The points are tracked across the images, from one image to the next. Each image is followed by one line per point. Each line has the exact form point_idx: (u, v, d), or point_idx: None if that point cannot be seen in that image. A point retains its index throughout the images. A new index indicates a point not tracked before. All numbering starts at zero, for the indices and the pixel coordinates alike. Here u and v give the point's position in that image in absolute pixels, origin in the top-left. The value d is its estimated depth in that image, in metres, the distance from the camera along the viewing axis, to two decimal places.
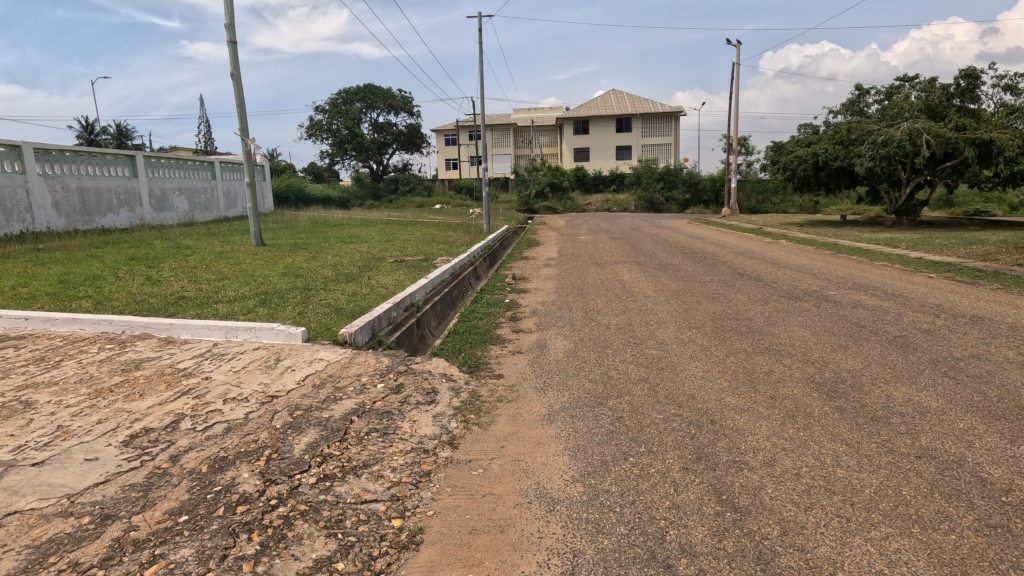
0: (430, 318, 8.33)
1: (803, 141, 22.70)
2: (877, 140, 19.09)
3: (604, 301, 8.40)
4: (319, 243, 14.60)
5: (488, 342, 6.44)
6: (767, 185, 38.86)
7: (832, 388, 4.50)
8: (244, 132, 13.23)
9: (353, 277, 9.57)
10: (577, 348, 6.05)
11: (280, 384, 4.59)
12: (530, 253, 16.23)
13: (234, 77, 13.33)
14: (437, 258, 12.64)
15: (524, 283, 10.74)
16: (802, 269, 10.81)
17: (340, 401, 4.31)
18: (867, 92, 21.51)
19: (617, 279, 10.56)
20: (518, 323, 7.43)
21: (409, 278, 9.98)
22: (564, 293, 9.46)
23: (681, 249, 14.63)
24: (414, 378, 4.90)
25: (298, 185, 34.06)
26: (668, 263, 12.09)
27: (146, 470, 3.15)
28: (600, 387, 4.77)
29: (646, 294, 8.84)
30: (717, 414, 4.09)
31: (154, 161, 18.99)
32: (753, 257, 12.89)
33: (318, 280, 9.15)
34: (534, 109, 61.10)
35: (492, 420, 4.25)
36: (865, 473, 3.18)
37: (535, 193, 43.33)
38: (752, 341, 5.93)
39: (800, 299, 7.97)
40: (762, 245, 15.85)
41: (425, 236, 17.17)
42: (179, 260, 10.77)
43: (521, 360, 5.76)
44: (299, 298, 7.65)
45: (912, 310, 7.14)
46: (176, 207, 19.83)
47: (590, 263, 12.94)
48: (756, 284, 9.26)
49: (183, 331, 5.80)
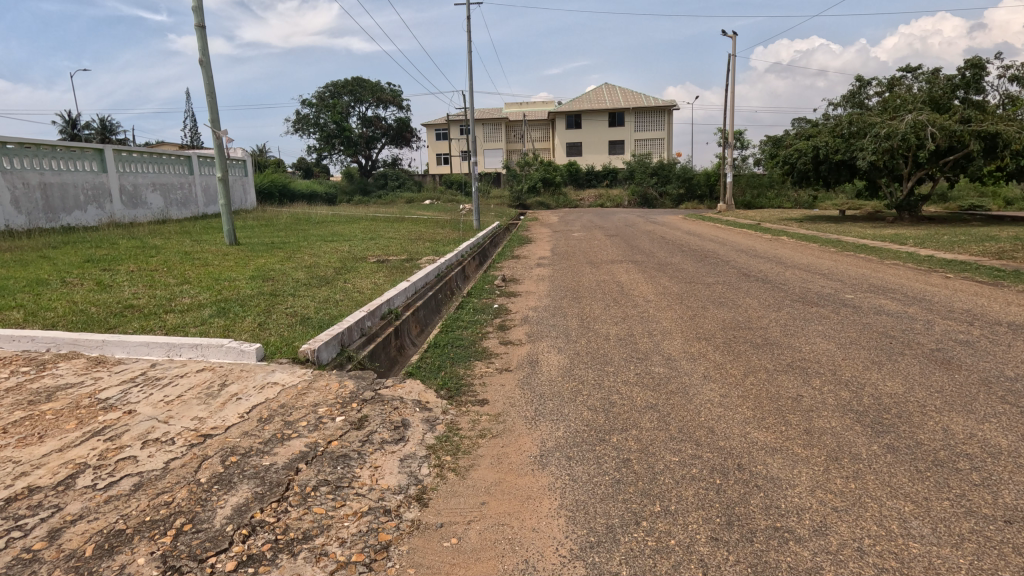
0: (411, 326, 7.64)
1: (803, 134, 22.09)
2: (879, 133, 18.45)
3: (602, 307, 7.69)
4: (297, 242, 13.73)
5: (472, 358, 5.70)
6: (761, 179, 38.33)
7: (875, 419, 3.80)
8: (215, 123, 12.35)
9: (328, 280, 8.78)
10: (572, 365, 5.31)
11: (217, 419, 3.81)
12: (521, 252, 15.47)
13: (204, 64, 12.45)
14: (422, 258, 11.89)
15: (515, 285, 10.01)
16: (811, 270, 10.13)
17: (287, 441, 3.54)
18: (868, 84, 20.93)
19: (614, 281, 9.84)
20: (507, 333, 6.70)
21: (389, 280, 9.20)
22: (558, 296, 8.73)
23: (680, 247, 13.94)
24: (382, 409, 4.15)
25: (282, 181, 33.06)
26: (667, 262, 11.40)
27: (8, 557, 2.40)
28: (602, 418, 4.05)
29: (647, 298, 8.12)
30: (745, 457, 3.38)
31: (125, 155, 18.01)
32: (757, 256, 12.21)
33: (289, 284, 8.35)
34: (525, 104, 60.24)
35: (472, 464, 3.52)
36: (947, 549, 2.47)
37: (527, 189, 42.60)
38: (771, 356, 5.23)
39: (815, 305, 7.27)
40: (764, 242, 15.20)
41: (411, 234, 16.37)
42: (140, 262, 9.90)
43: (509, 381, 5.01)
44: (262, 306, 6.85)
45: (941, 317, 6.47)
46: (150, 204, 18.87)
47: (585, 263, 12.21)
48: (765, 287, 8.58)
49: (118, 349, 5.01)
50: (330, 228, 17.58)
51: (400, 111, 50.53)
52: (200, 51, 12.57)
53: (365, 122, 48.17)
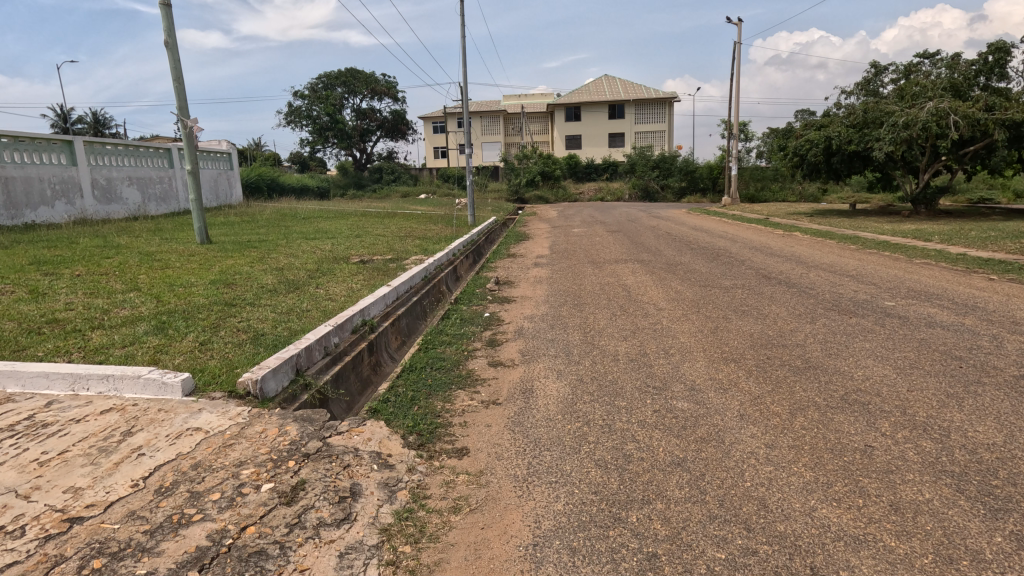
0: (389, 339, 6.75)
1: (814, 124, 21.06)
2: (897, 122, 17.41)
3: (607, 316, 6.73)
4: (275, 240, 12.71)
5: (454, 385, 4.72)
6: (765, 172, 37.41)
7: (983, 488, 2.84)
8: (183, 111, 11.31)
9: (298, 285, 7.80)
10: (574, 398, 4.32)
11: (100, 491, 2.83)
12: (518, 250, 14.46)
13: (169, 46, 11.40)
14: (409, 258, 10.91)
15: (509, 289, 9.03)
16: (837, 271, 9.15)
17: (183, 530, 2.56)
18: (884, 70, 19.88)
19: (619, 284, 8.85)
20: (498, 351, 5.73)
21: (368, 285, 8.22)
22: (556, 303, 7.74)
23: (689, 245, 12.92)
24: (327, 469, 3.17)
25: (271, 174, 31.94)
26: (678, 262, 10.43)
27: None
28: (617, 483, 3.08)
29: (658, 306, 7.13)
30: (822, 556, 2.42)
31: (98, 147, 16.97)
32: (773, 254, 11.22)
33: (252, 290, 7.37)
34: (524, 96, 59.02)
35: (439, 562, 2.55)
36: None
37: (525, 182, 41.53)
38: (820, 386, 4.27)
39: (854, 314, 6.28)
40: (777, 238, 14.25)
41: (401, 231, 15.36)
42: (93, 264, 8.91)
43: (495, 421, 4.02)
44: (212, 319, 5.85)
45: (1008, 331, 5.50)
46: (126, 199, 17.81)
47: (587, 262, 11.23)
48: (791, 292, 7.61)
49: (11, 381, 4.05)
50: (316, 224, 16.59)
51: (396, 103, 49.38)
52: (165, 32, 11.53)
53: (359, 115, 47.03)
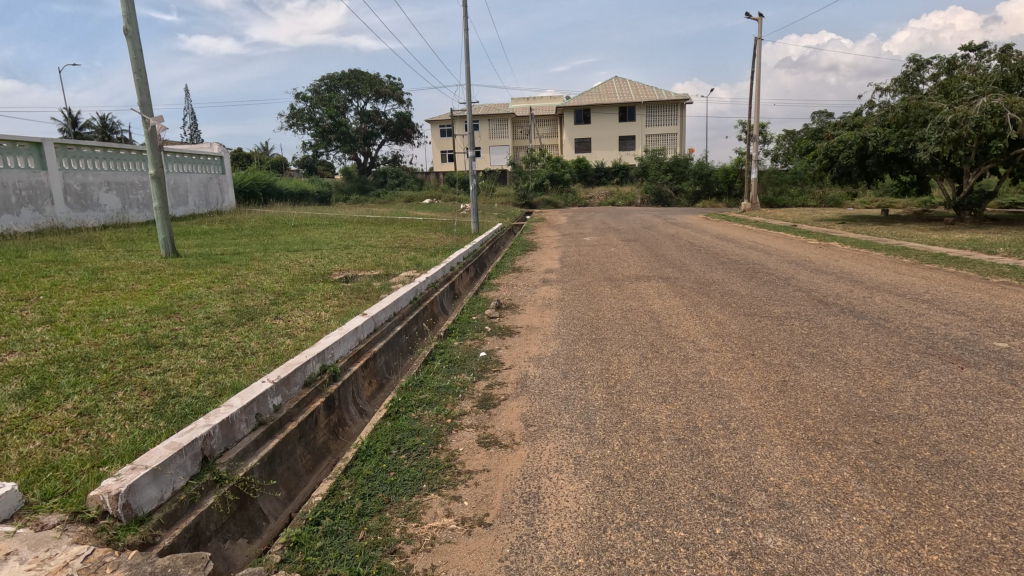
0: (358, 388, 5.38)
1: (847, 124, 19.48)
2: (943, 120, 15.81)
3: (637, 361, 5.26)
4: (252, 253, 11.35)
5: (424, 486, 3.26)
6: (783, 175, 35.54)
7: None
8: (145, 107, 10.00)
9: (253, 314, 6.39)
10: (602, 522, 2.83)
11: None
12: (524, 262, 13.02)
13: (129, 35, 10.11)
14: (398, 275, 9.49)
15: (512, 315, 7.58)
16: (907, 295, 7.61)
17: None
18: (924, 64, 18.26)
19: (644, 310, 7.36)
20: (493, 415, 4.27)
21: (341, 313, 6.78)
22: (570, 337, 6.29)
23: (717, 258, 11.38)
24: None
25: (268, 178, 30.72)
26: (711, 282, 8.91)
27: None
28: None
29: (699, 345, 5.63)
30: None
31: (72, 150, 15.76)
32: (820, 271, 9.68)
33: (193, 322, 5.96)
34: (532, 98, 57.56)
35: None
36: None
37: (533, 186, 40.24)
38: (989, 508, 2.74)
39: (965, 364, 4.75)
40: (815, 250, 12.72)
41: (396, 241, 13.98)
42: (21, 283, 7.57)
43: (481, 570, 2.56)
44: (115, 371, 4.41)
45: None
46: (103, 205, 16.56)
47: (603, 279, 9.76)
48: (864, 325, 6.10)
49: None
50: (304, 233, 15.24)
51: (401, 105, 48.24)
52: (125, 18, 10.23)
53: (364, 117, 45.87)
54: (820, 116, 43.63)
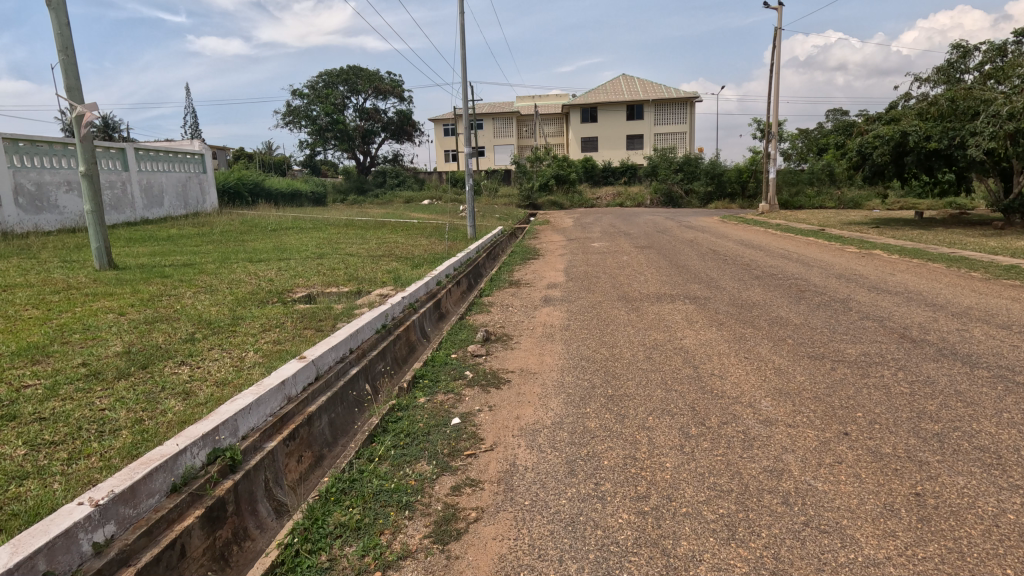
0: (276, 473, 3.65)
1: (883, 117, 17.67)
2: (998, 112, 14.00)
3: (676, 447, 3.53)
4: (206, 264, 9.75)
5: None
6: (799, 175, 33.71)
7: None
8: (71, 92, 8.41)
9: (150, 359, 4.74)
10: None
11: None
12: (523, 273, 11.35)
13: (53, 6, 8.54)
14: (370, 294, 7.85)
15: (502, 352, 5.92)
16: (1011, 327, 5.89)
17: None
18: (971, 50, 16.47)
19: (672, 347, 5.67)
20: (451, 562, 2.60)
21: (274, 354, 5.11)
22: (577, 392, 4.61)
23: (749, 272, 9.70)
24: None
25: (256, 178, 29.15)
26: (751, 305, 7.20)
27: None
28: None
29: (763, 416, 3.93)
30: None
31: (26, 145, 14.23)
32: (881, 290, 7.95)
33: (56, 374, 4.32)
34: (536, 96, 55.79)
35: None
36: None
37: (537, 187, 38.58)
38: None
39: None
40: (860, 261, 11.02)
41: (378, 248, 12.37)
42: None
43: None
44: None
45: None
46: (62, 207, 15.03)
47: (618, 298, 8.08)
48: (986, 380, 4.38)
49: None
50: (278, 238, 13.62)
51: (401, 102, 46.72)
52: None
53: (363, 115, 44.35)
54: (836, 115, 41.85)
